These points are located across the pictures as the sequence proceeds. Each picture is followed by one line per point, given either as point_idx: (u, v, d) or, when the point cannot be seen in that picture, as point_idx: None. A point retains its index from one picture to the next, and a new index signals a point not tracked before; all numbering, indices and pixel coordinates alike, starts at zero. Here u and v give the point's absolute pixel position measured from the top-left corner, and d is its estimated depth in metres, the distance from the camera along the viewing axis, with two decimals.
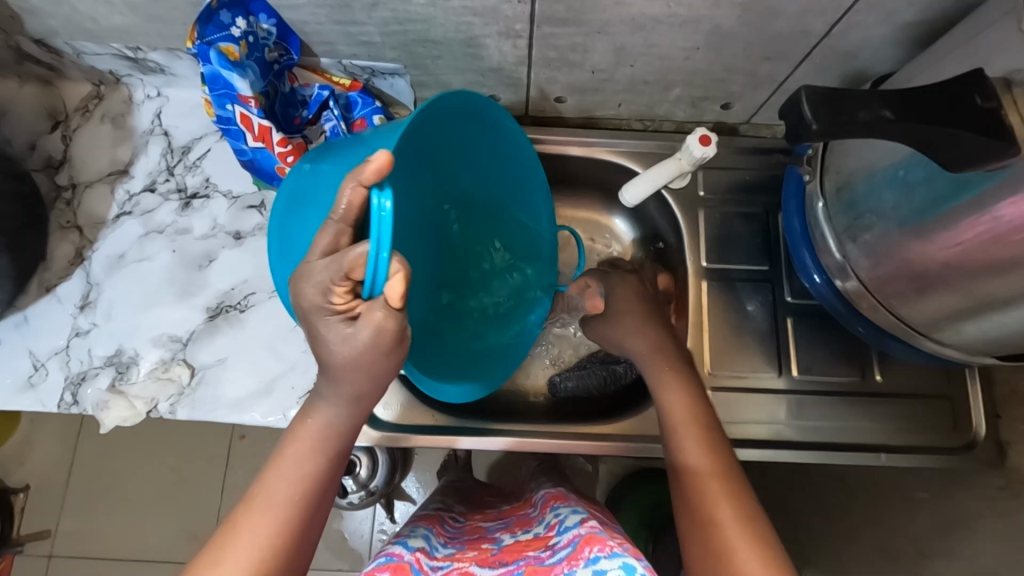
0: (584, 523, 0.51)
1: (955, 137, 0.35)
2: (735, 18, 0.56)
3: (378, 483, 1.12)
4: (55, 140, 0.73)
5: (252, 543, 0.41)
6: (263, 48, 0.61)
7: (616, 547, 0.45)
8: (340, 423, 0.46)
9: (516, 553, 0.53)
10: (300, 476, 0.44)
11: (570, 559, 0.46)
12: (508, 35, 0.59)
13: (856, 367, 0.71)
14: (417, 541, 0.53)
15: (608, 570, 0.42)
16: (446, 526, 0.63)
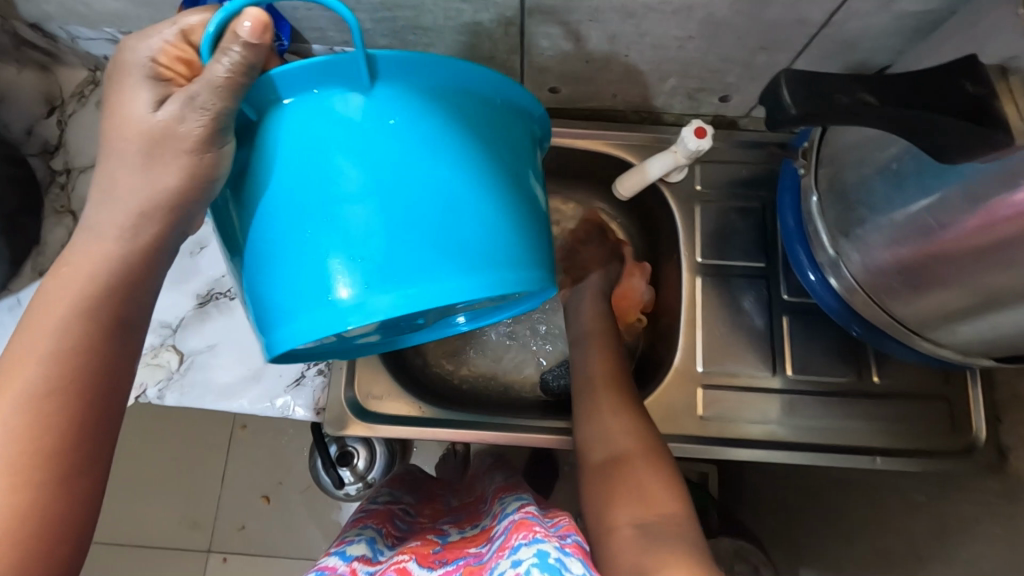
0: (518, 511, 0.54)
1: (928, 122, 0.34)
2: (730, 5, 0.54)
3: (376, 476, 1.15)
4: (51, 125, 0.74)
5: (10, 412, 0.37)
6: None
7: (538, 532, 0.46)
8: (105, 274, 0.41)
9: (457, 551, 0.55)
10: (61, 333, 0.39)
11: (500, 549, 0.48)
12: (498, 23, 0.59)
13: (852, 366, 0.70)
14: (359, 549, 0.55)
15: (523, 558, 0.43)
16: (396, 523, 0.65)
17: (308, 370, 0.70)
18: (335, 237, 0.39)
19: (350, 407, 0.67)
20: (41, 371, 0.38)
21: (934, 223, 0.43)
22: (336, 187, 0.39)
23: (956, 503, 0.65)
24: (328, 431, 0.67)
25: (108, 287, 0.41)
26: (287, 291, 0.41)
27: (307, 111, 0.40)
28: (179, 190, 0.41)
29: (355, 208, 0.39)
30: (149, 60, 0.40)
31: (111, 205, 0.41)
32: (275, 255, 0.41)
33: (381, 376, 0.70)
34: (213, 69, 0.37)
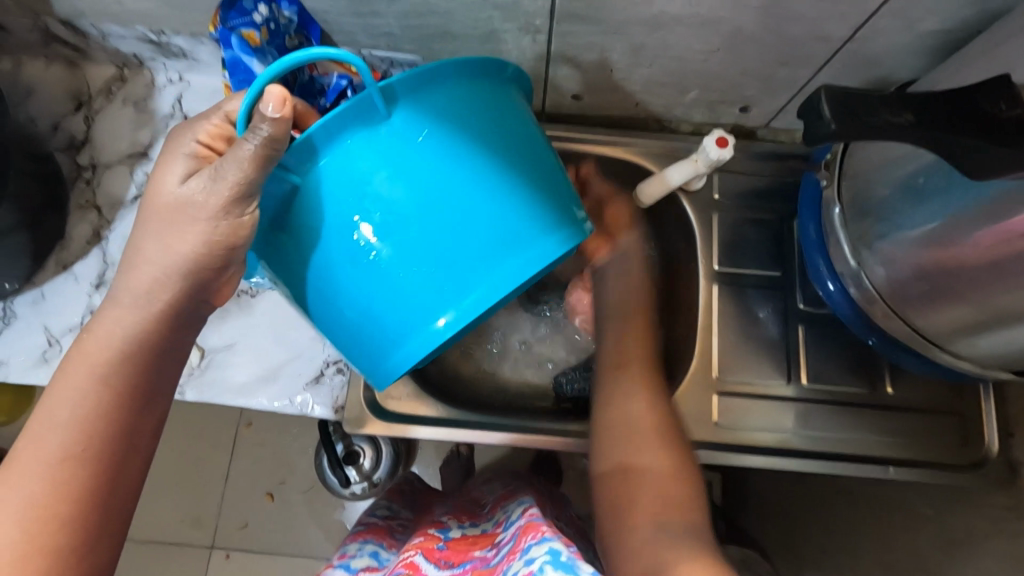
0: (523, 515, 0.55)
1: (979, 148, 0.34)
2: (756, 19, 0.55)
3: (381, 476, 1.16)
4: (78, 120, 0.74)
5: (36, 469, 0.41)
6: (285, 35, 0.59)
7: (547, 532, 0.47)
8: (127, 342, 0.45)
9: (462, 553, 0.56)
10: (79, 400, 0.43)
11: (511, 553, 0.48)
12: (527, 31, 0.60)
13: (866, 378, 0.71)
14: (362, 561, 0.58)
15: (535, 556, 0.43)
16: (395, 535, 0.67)
17: (327, 368, 0.71)
18: (403, 265, 0.43)
19: (369, 405, 0.68)
20: (65, 433, 0.42)
21: (959, 238, 0.44)
22: (390, 224, 0.42)
23: (965, 518, 0.66)
24: (347, 428, 0.67)
25: (123, 359, 0.44)
26: (377, 317, 0.46)
27: (335, 163, 0.41)
28: (217, 256, 0.45)
29: (414, 237, 0.42)
30: (198, 145, 0.46)
31: (152, 278, 0.45)
32: (351, 292, 0.45)
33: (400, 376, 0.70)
34: (240, 151, 0.40)
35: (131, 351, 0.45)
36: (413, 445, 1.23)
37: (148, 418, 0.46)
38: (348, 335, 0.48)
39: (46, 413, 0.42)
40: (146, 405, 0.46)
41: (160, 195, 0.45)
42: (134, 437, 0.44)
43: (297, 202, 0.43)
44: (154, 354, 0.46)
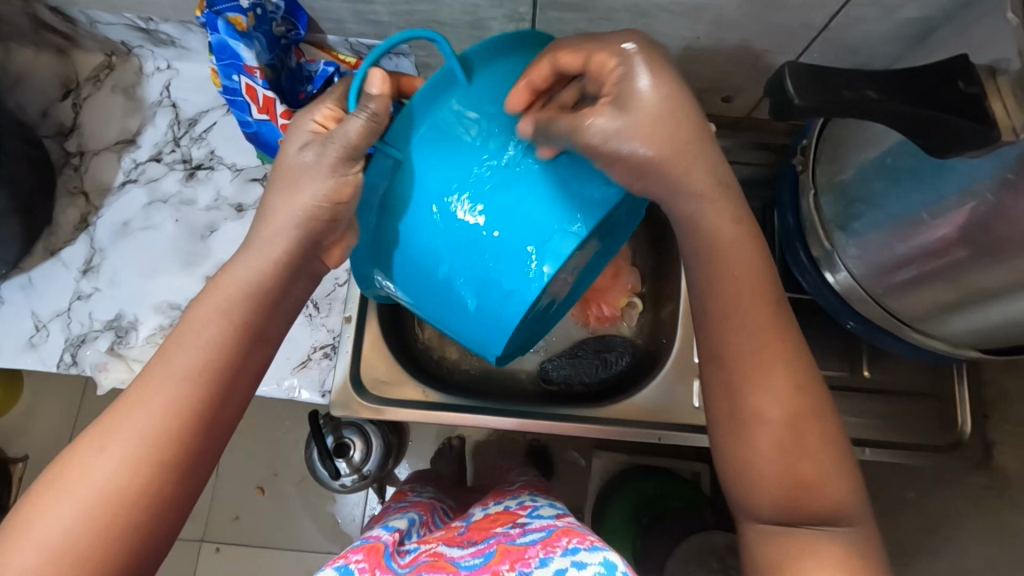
0: (559, 518, 0.58)
1: (949, 124, 0.36)
2: (735, 8, 0.56)
3: (372, 468, 1.17)
4: (66, 107, 0.75)
5: (157, 406, 0.38)
6: (271, 21, 0.61)
7: (595, 541, 0.50)
8: (252, 284, 0.42)
9: (483, 532, 0.59)
10: (207, 340, 0.40)
11: (547, 545, 0.51)
12: (513, 19, 0.61)
13: (845, 362, 0.73)
14: (400, 524, 0.61)
15: (589, 564, 0.47)
16: (435, 517, 0.69)
17: (314, 353, 0.72)
18: (499, 215, 0.43)
19: (354, 387, 0.68)
20: (190, 370, 0.40)
21: (928, 216, 0.45)
22: (480, 181, 0.43)
23: (948, 500, 0.68)
24: (334, 411, 0.68)
25: (252, 295, 0.42)
26: (482, 277, 0.46)
27: (422, 136, 0.43)
28: (326, 209, 0.43)
29: (500, 194, 0.43)
30: (314, 125, 0.46)
31: (270, 236, 0.43)
32: (451, 260, 0.45)
33: (388, 361, 0.71)
34: (351, 127, 0.42)
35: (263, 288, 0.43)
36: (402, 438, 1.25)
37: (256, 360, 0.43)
38: (455, 305, 0.48)
39: (179, 346, 0.40)
40: (256, 344, 0.43)
41: (283, 166, 0.45)
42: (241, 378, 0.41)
43: (393, 184, 0.44)
44: (277, 299, 0.44)
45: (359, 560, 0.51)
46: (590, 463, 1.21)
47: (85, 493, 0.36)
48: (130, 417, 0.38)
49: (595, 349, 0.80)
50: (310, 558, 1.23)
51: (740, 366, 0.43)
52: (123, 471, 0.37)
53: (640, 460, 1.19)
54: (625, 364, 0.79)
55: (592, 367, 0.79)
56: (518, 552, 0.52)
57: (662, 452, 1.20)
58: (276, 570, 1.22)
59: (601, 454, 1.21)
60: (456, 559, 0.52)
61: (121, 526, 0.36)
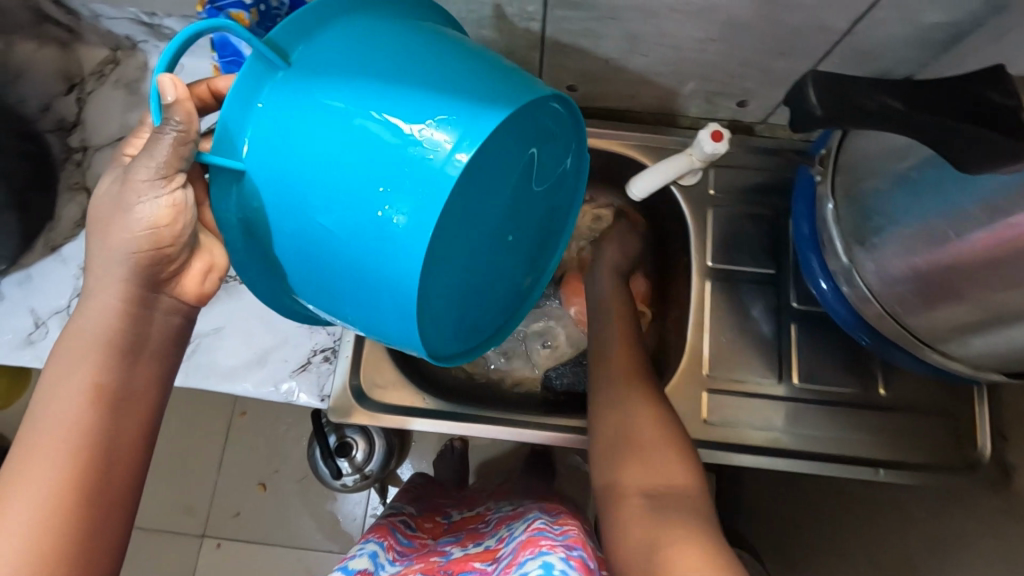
0: (528, 529, 0.58)
1: (955, 139, 0.34)
2: (752, 10, 0.54)
3: (374, 468, 1.16)
4: (69, 102, 0.74)
5: (34, 487, 0.39)
6: (275, 18, 0.58)
7: (546, 548, 0.51)
8: (93, 342, 0.42)
9: (461, 564, 0.60)
10: (61, 413, 0.40)
11: (509, 566, 0.53)
12: (520, 18, 0.59)
13: (858, 378, 0.70)
14: (362, 562, 0.58)
15: (531, 570, 0.48)
16: (398, 538, 0.67)
17: (314, 356, 0.71)
18: (358, 163, 0.38)
19: (353, 394, 0.67)
20: (60, 446, 0.40)
21: (951, 233, 0.43)
22: (324, 144, 0.38)
23: (957, 520, 0.63)
24: (333, 419, 0.66)
25: (98, 354, 0.42)
26: (367, 252, 0.40)
27: (251, 122, 0.39)
28: (147, 235, 0.41)
29: (347, 173, 0.38)
30: (127, 156, 0.45)
31: (103, 278, 0.42)
32: (333, 263, 0.41)
33: (388, 366, 0.70)
34: (158, 147, 0.38)
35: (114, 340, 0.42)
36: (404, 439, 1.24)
37: (131, 418, 0.43)
38: (361, 292, 0.42)
39: (38, 425, 0.41)
40: (120, 404, 0.42)
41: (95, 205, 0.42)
42: (116, 442, 0.42)
43: (245, 188, 0.41)
44: (131, 349, 0.43)
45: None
46: None
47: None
48: (11, 504, 0.39)
49: None
50: (309, 556, 1.22)
51: (611, 403, 0.62)
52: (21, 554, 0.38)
53: None
54: None
55: None
56: None
57: None
58: (275, 567, 1.21)
59: None
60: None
61: None
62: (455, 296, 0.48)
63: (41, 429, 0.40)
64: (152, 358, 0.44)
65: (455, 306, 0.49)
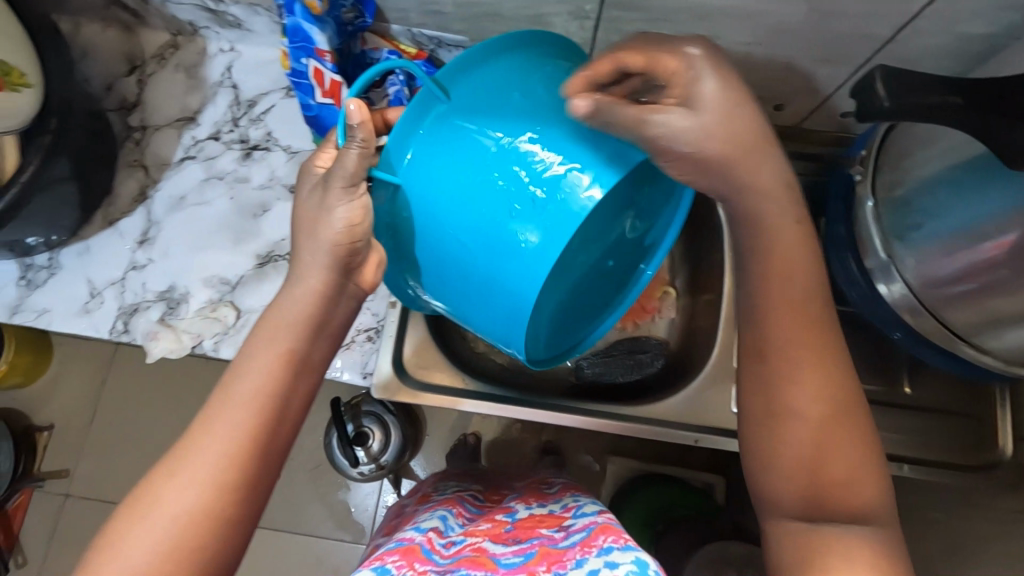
0: (601, 514, 0.59)
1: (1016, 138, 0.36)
2: (801, 16, 0.56)
3: (389, 458, 1.18)
4: (131, 83, 0.77)
5: (220, 442, 0.41)
6: (341, 7, 0.61)
7: (629, 540, 0.51)
8: (303, 312, 0.45)
9: (529, 532, 0.60)
10: (263, 376, 0.43)
11: (584, 545, 0.52)
12: (576, 16, 0.62)
13: (884, 377, 0.71)
14: (432, 523, 0.62)
15: (620, 562, 0.47)
16: (465, 507, 0.72)
17: (357, 336, 0.73)
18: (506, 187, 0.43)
19: (396, 371, 0.69)
20: (253, 407, 0.42)
21: (996, 229, 0.45)
22: (476, 168, 0.43)
23: (970, 520, 0.69)
24: (379, 393, 0.69)
25: (297, 326, 0.44)
26: (495, 268, 0.44)
27: (415, 143, 0.44)
28: (346, 234, 0.44)
29: (492, 195, 0.43)
30: (318, 168, 0.46)
31: (307, 264, 0.45)
32: (461, 270, 0.46)
33: (430, 348, 0.72)
34: (346, 160, 0.42)
35: (311, 314, 0.45)
36: (420, 428, 1.27)
37: (304, 385, 0.45)
38: (481, 301, 0.47)
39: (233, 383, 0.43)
40: (302, 376, 0.45)
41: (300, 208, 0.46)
42: (288, 407, 0.43)
43: (398, 198, 0.45)
44: (319, 325, 0.45)
45: (396, 560, 0.53)
46: (604, 467, 1.24)
47: (163, 519, 0.39)
48: (198, 453, 0.41)
49: (630, 350, 0.81)
50: (319, 544, 1.24)
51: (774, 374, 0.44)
52: (200, 503, 0.40)
53: (654, 467, 1.21)
54: (661, 365, 0.81)
55: (627, 368, 0.80)
56: (557, 556, 0.53)
57: (674, 461, 1.23)
58: (286, 552, 1.24)
59: (616, 459, 1.23)
60: (498, 555, 0.54)
61: (205, 553, 0.40)
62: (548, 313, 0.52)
63: (231, 392, 0.42)
64: (326, 333, 0.46)
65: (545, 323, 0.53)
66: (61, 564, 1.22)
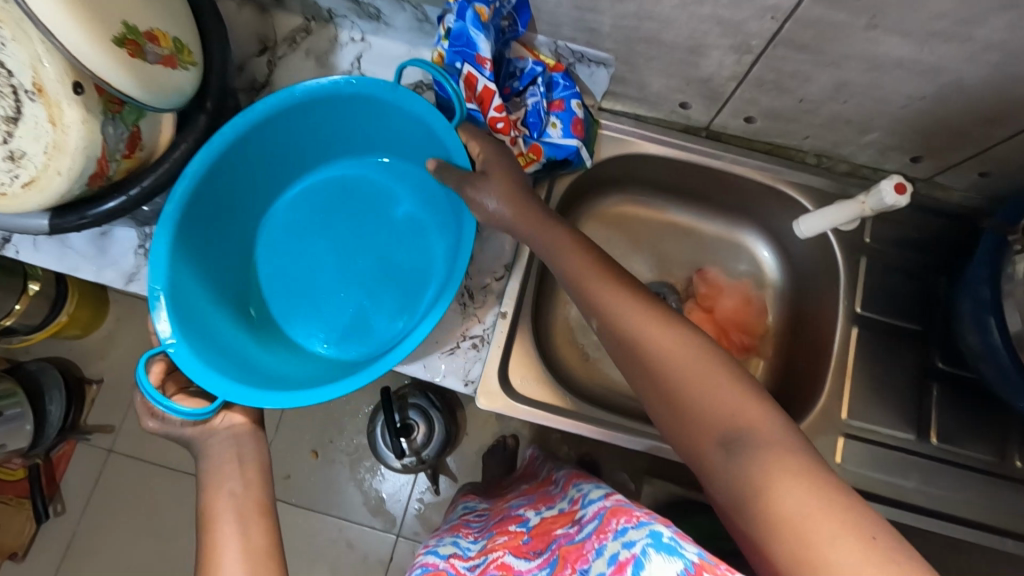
0: (607, 498, 0.55)
1: None
2: (981, 76, 0.55)
3: (431, 453, 1.19)
4: (261, 64, 0.77)
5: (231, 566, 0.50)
6: (500, 15, 0.62)
7: (642, 516, 0.46)
8: (225, 463, 0.58)
9: (546, 536, 0.58)
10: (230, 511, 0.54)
11: (600, 533, 0.48)
12: (737, 50, 0.60)
13: (995, 447, 0.69)
14: (450, 548, 0.68)
15: (637, 539, 0.43)
16: (473, 526, 0.76)
17: (462, 342, 0.70)
18: (260, 380, 0.60)
19: (500, 382, 0.69)
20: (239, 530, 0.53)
21: None
22: (219, 363, 0.60)
23: None
24: (479, 403, 0.68)
25: (227, 472, 0.57)
26: (261, 260, 0.71)
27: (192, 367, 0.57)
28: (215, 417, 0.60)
29: (228, 355, 0.62)
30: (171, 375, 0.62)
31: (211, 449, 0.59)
32: (208, 276, 0.65)
33: (532, 364, 0.72)
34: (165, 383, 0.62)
35: (231, 466, 0.58)
36: (460, 426, 1.27)
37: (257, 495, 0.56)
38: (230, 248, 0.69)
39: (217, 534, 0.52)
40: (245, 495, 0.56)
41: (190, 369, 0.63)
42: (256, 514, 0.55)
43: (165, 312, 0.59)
44: (241, 463, 0.59)
45: None
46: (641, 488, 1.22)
47: None
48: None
49: None
50: (348, 528, 1.25)
51: (668, 403, 0.49)
52: None
53: None
54: None
55: None
56: (577, 552, 0.49)
57: None
58: (315, 533, 1.24)
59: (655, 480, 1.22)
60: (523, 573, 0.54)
61: None
62: (256, 200, 0.70)
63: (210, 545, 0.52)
64: (254, 467, 0.59)
65: (253, 212, 0.70)
66: (97, 518, 1.24)
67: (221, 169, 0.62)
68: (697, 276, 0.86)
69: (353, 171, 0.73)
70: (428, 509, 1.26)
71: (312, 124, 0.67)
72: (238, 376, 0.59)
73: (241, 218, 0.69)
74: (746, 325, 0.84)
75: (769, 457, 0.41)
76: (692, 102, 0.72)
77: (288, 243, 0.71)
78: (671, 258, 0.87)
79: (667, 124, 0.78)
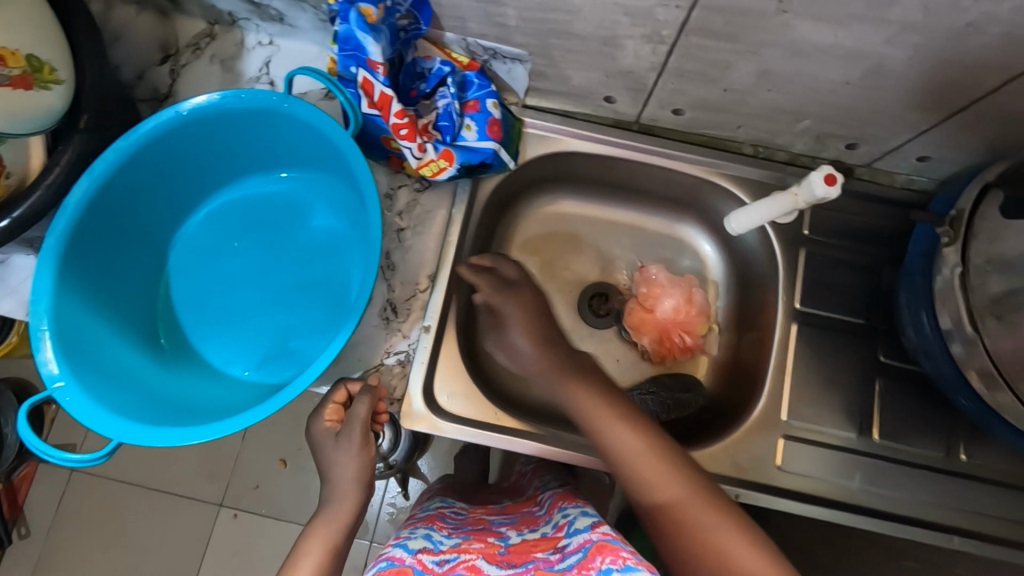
0: (594, 530, 0.54)
1: None
2: (904, 59, 0.52)
3: (398, 458, 1.14)
4: (163, 73, 0.73)
5: None
6: (395, 14, 0.58)
7: (628, 559, 0.46)
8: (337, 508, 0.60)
9: (524, 554, 0.56)
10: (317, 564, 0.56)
11: (582, 567, 0.48)
12: (650, 40, 0.56)
13: (940, 442, 0.67)
14: (419, 542, 0.58)
15: None
16: (446, 521, 0.69)
17: (386, 360, 0.67)
18: (163, 415, 0.57)
19: (426, 402, 0.66)
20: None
21: None
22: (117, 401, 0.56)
23: None
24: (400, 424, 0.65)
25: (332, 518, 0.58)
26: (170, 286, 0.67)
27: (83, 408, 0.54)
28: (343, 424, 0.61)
29: (129, 392, 0.58)
30: None
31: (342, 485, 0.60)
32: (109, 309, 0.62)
33: (464, 377, 0.69)
34: None
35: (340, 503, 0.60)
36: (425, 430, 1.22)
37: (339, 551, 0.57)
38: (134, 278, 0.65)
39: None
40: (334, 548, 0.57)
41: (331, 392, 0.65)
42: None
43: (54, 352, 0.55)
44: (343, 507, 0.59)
45: None
46: None
47: None
48: None
49: (669, 387, 0.77)
50: None
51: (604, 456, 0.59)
52: None
53: None
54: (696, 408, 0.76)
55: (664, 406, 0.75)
56: None
57: None
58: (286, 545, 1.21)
59: None
60: None
61: None
62: (156, 224, 0.66)
63: None
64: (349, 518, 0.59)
65: (154, 237, 0.66)
66: (60, 539, 1.21)
67: (104, 196, 0.58)
68: (639, 274, 0.82)
69: (261, 187, 0.70)
70: (400, 513, 1.24)
71: (207, 141, 0.63)
72: (136, 414, 0.56)
73: (139, 247, 0.65)
74: (687, 325, 0.79)
75: (696, 512, 0.52)
76: (617, 96, 0.68)
77: (196, 267, 0.67)
78: (614, 257, 0.84)
79: (597, 119, 0.75)
